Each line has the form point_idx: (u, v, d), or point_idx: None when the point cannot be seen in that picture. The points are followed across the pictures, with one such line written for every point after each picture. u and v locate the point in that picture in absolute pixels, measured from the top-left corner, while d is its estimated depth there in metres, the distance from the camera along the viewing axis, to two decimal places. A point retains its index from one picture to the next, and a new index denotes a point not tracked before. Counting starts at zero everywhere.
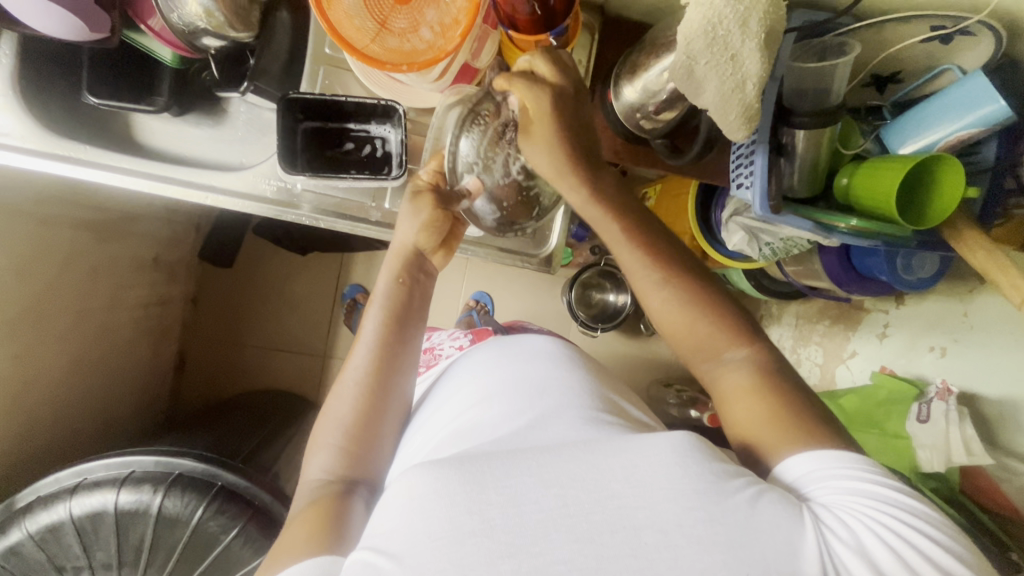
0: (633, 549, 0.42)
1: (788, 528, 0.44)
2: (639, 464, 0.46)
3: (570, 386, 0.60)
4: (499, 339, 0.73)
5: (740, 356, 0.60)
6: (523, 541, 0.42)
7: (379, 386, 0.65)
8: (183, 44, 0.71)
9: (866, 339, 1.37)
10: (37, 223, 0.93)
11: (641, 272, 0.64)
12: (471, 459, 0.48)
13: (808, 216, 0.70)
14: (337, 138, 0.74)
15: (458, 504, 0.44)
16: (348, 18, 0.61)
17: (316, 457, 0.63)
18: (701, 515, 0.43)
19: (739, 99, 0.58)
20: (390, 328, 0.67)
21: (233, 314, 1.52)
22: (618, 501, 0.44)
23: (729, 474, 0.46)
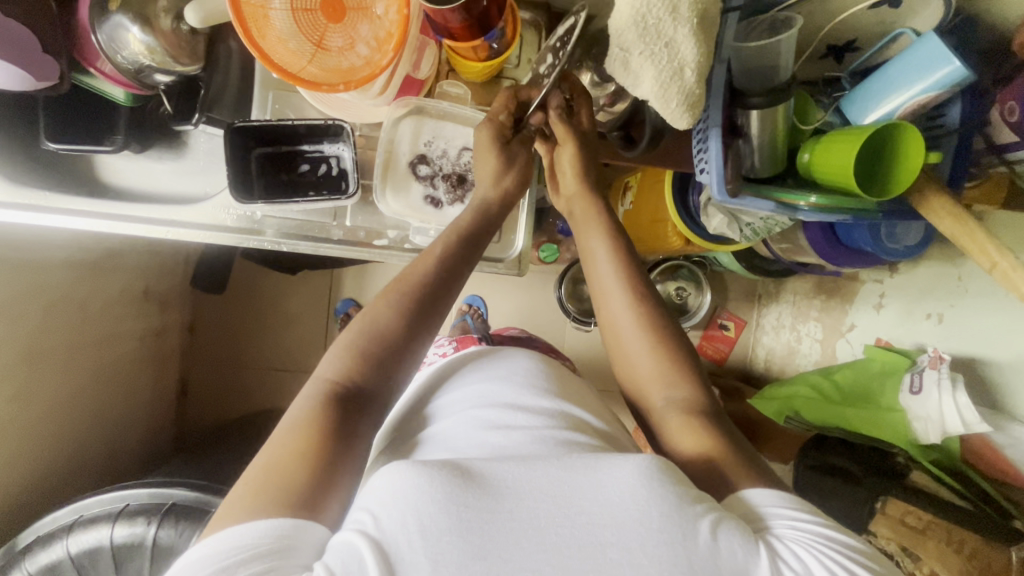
0: (597, 566, 0.42)
1: (743, 556, 0.44)
2: (609, 484, 0.45)
3: (536, 408, 0.59)
4: (482, 351, 0.72)
5: (677, 397, 0.62)
6: (494, 548, 0.42)
7: (425, 318, 0.62)
8: (133, 83, 0.72)
9: (863, 311, 1.35)
10: (22, 271, 0.95)
11: (612, 290, 0.68)
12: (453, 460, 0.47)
13: (769, 196, 0.68)
14: (291, 160, 0.74)
15: (441, 499, 0.43)
16: (281, 43, 0.62)
17: (328, 355, 0.59)
18: (666, 537, 0.43)
19: (678, 87, 0.56)
20: (450, 271, 0.65)
21: (230, 337, 1.54)
22: (588, 517, 0.43)
23: (693, 499, 0.46)
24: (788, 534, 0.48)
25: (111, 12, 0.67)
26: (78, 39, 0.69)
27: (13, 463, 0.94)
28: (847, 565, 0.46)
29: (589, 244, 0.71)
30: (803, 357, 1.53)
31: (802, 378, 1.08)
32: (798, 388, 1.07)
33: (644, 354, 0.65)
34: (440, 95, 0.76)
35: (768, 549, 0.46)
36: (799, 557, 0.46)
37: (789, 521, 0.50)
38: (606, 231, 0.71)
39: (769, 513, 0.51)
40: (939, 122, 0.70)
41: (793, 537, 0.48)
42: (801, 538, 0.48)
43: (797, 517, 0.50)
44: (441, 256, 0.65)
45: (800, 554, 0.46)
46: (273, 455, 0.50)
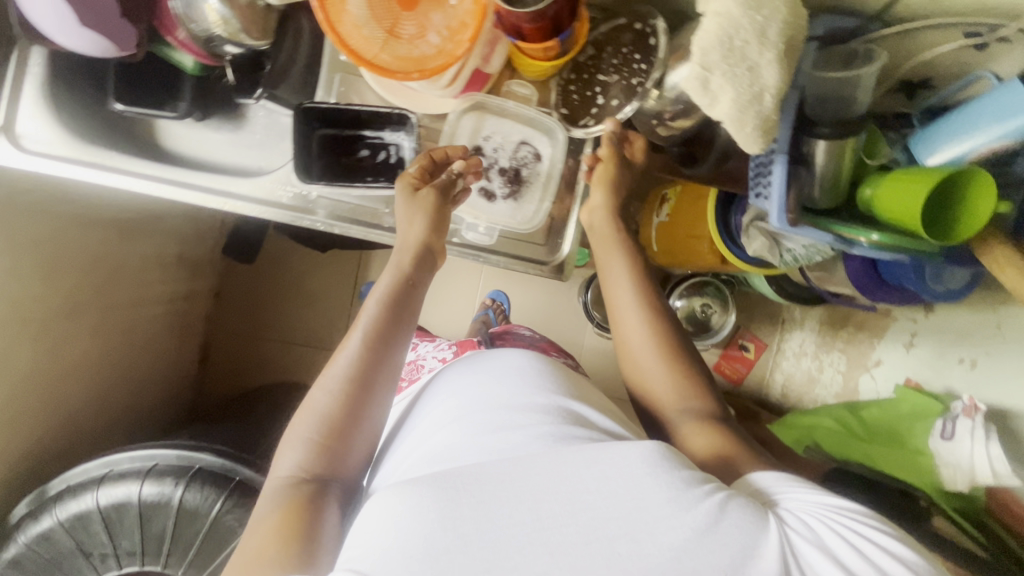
0: (607, 559, 0.44)
1: (753, 532, 0.46)
2: (612, 474, 0.48)
3: (533, 404, 0.60)
4: (474, 356, 0.73)
5: (694, 406, 0.65)
6: (496, 556, 0.44)
7: (363, 382, 0.63)
8: (205, 53, 0.73)
9: (892, 348, 1.33)
10: (65, 223, 0.96)
11: (624, 296, 0.70)
12: (445, 476, 0.50)
13: (828, 228, 0.67)
14: (350, 144, 0.74)
15: (432, 520, 0.46)
16: (355, 29, 0.61)
17: (287, 452, 0.62)
18: (674, 522, 0.45)
19: (755, 111, 0.56)
20: (383, 320, 0.66)
21: (256, 308, 1.56)
22: (591, 511, 0.46)
23: (697, 481, 0.49)
24: (798, 507, 0.50)
25: None
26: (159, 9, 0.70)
27: (47, 412, 0.96)
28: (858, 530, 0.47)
29: (608, 265, 0.72)
30: (823, 389, 1.52)
31: (826, 408, 1.09)
32: (822, 418, 1.08)
33: (658, 367, 0.67)
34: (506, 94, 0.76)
35: (775, 518, 0.48)
36: (809, 525, 0.48)
37: (799, 495, 0.51)
38: (623, 252, 0.72)
39: (777, 490, 0.53)
40: (1007, 171, 0.69)
41: (800, 508, 0.50)
42: (811, 508, 0.49)
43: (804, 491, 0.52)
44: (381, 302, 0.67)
45: (810, 523, 0.48)
46: (249, 546, 0.56)
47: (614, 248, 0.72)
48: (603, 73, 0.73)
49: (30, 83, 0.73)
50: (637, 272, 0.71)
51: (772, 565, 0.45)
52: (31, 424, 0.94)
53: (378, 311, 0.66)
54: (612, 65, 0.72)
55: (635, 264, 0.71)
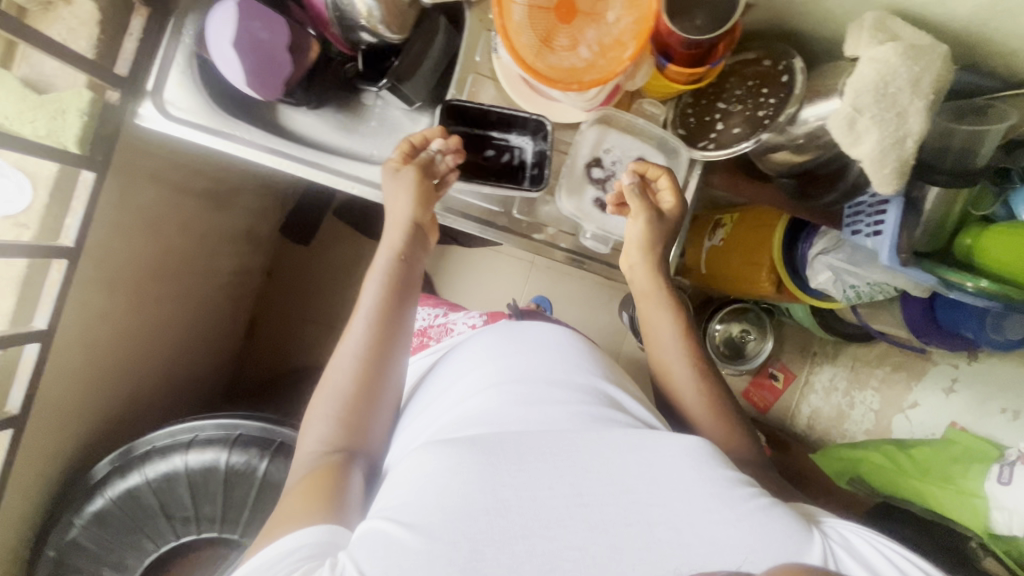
0: (646, 542, 0.52)
1: (793, 538, 0.53)
2: (654, 463, 0.56)
3: (575, 382, 0.66)
4: (506, 324, 0.77)
5: (739, 455, 0.69)
6: (539, 524, 0.52)
7: (378, 356, 0.67)
8: (342, 40, 0.76)
9: (930, 391, 1.35)
10: (181, 191, 0.94)
11: (666, 333, 0.73)
12: (483, 447, 0.55)
13: (933, 271, 0.71)
14: (479, 143, 0.77)
15: (472, 484, 0.53)
16: (516, 36, 0.64)
17: (314, 426, 0.65)
18: (715, 516, 0.53)
19: (896, 155, 0.59)
20: (389, 296, 0.69)
21: (305, 289, 1.57)
22: (632, 496, 0.54)
23: (738, 484, 0.56)
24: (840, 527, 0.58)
25: None
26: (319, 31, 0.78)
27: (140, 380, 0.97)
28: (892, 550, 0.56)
29: (653, 319, 0.74)
30: (852, 425, 1.55)
31: (874, 444, 1.12)
32: (869, 454, 1.11)
33: (699, 405, 0.70)
34: (637, 111, 0.77)
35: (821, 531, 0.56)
36: (847, 540, 0.56)
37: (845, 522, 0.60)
38: (671, 304, 0.73)
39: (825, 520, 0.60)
40: None
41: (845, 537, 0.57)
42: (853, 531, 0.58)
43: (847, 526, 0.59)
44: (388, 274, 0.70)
45: (850, 540, 0.56)
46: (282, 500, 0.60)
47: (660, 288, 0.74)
48: (726, 102, 0.75)
49: (180, 52, 0.72)
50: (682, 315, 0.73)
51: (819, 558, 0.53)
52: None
53: (383, 288, 0.69)
54: (735, 97, 0.74)
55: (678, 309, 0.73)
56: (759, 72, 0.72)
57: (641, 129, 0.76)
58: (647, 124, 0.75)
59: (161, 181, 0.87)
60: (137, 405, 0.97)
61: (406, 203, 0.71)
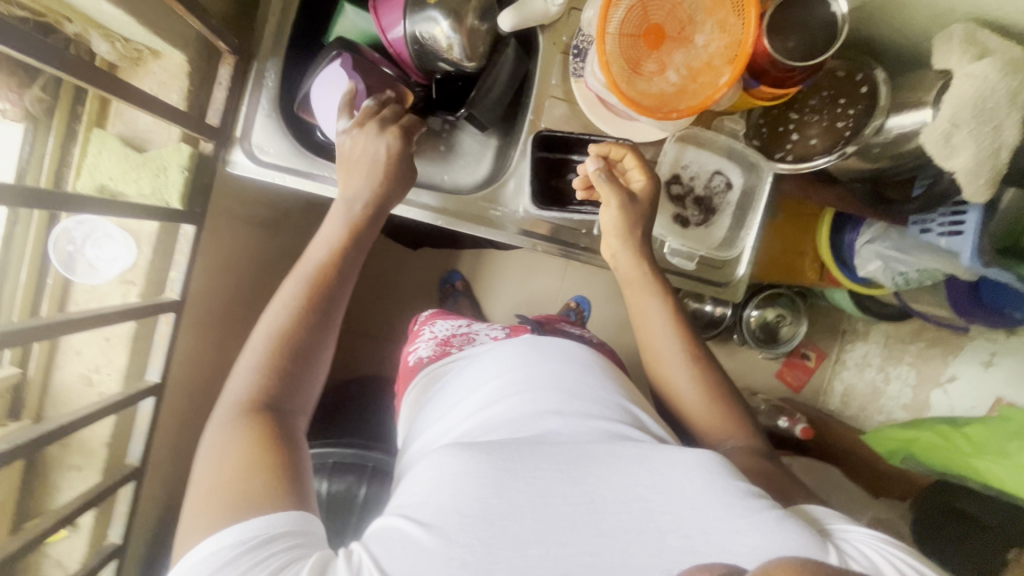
0: (659, 549, 0.46)
1: (813, 546, 0.47)
2: (667, 474, 0.51)
3: (584, 389, 0.63)
4: (530, 337, 0.72)
5: (735, 445, 0.66)
6: (551, 530, 0.46)
7: (319, 317, 0.61)
8: (416, 69, 0.76)
9: (968, 365, 1.43)
10: (260, 227, 0.93)
11: (654, 320, 0.73)
12: (500, 448, 0.51)
13: (1012, 270, 0.73)
14: (560, 168, 0.79)
15: (487, 486, 0.48)
16: (609, 65, 0.64)
17: (237, 377, 0.57)
18: (728, 525, 0.47)
19: (991, 165, 0.61)
20: (330, 261, 0.64)
21: (345, 302, 1.58)
22: (643, 504, 0.49)
23: (750, 494, 0.50)
24: (853, 537, 0.51)
25: (426, 4, 0.69)
26: (393, 69, 0.76)
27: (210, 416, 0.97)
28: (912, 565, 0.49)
29: (642, 306, 0.73)
30: (889, 400, 1.59)
31: (928, 424, 1.17)
32: (922, 432, 1.16)
33: (694, 391, 0.70)
34: (718, 127, 0.77)
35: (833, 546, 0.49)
36: (866, 556, 0.49)
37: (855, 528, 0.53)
38: (659, 291, 0.72)
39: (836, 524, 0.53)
40: None
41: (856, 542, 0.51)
42: (868, 542, 0.51)
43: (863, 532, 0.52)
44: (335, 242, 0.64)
45: (866, 554, 0.49)
46: (213, 474, 0.50)
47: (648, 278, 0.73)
48: (799, 112, 0.76)
49: (264, 98, 0.71)
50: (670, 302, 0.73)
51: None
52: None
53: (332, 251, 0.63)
54: (809, 107, 0.75)
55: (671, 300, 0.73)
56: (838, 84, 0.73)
57: (719, 144, 0.77)
58: (728, 140, 0.77)
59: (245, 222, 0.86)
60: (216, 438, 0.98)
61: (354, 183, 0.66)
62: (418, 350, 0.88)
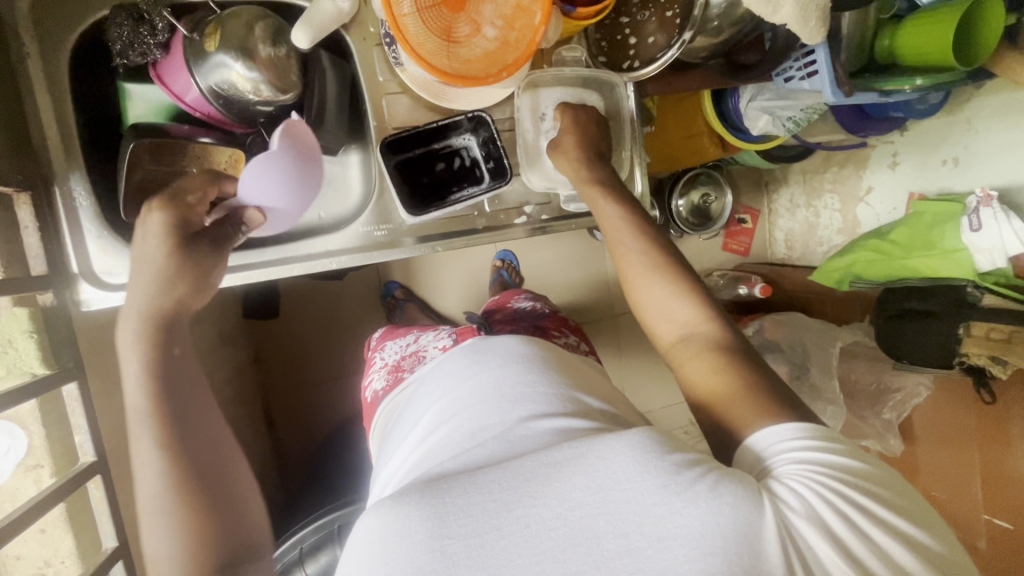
0: (595, 560, 0.42)
1: (749, 507, 0.43)
2: (600, 470, 0.45)
3: (513, 392, 0.59)
4: (467, 346, 0.70)
5: (702, 331, 0.61)
6: (486, 570, 0.42)
7: (177, 442, 0.54)
8: (235, 120, 0.69)
9: (878, 172, 1.48)
10: None
11: (628, 247, 0.68)
12: (431, 492, 0.47)
13: (874, 87, 0.75)
14: (426, 161, 0.75)
15: (419, 543, 0.44)
16: (420, 46, 0.60)
17: (150, 537, 0.51)
18: (663, 509, 0.43)
19: (816, 5, 0.60)
20: (155, 373, 0.56)
21: (297, 356, 1.52)
22: (581, 511, 0.44)
23: (687, 463, 0.45)
24: (790, 473, 0.46)
25: (209, 52, 0.61)
26: (210, 136, 0.70)
27: None
28: (848, 494, 0.44)
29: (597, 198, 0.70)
30: (825, 230, 1.67)
31: (859, 244, 1.23)
32: (857, 253, 1.22)
33: (667, 308, 0.64)
34: (558, 62, 0.73)
35: (768, 497, 0.44)
36: (802, 496, 0.44)
37: (793, 458, 0.48)
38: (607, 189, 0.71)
39: (777, 453, 0.49)
40: None
41: (795, 476, 0.46)
42: (805, 474, 0.46)
43: (809, 454, 0.47)
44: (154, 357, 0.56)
45: (802, 494, 0.44)
46: None
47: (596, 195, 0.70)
48: (630, 15, 0.73)
49: (85, 220, 0.64)
50: (632, 219, 0.69)
51: (775, 553, 0.42)
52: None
53: (146, 364, 0.56)
54: (636, 5, 0.72)
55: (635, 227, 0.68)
56: None
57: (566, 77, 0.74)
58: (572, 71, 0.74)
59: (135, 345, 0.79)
60: None
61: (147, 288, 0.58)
62: (373, 383, 0.89)
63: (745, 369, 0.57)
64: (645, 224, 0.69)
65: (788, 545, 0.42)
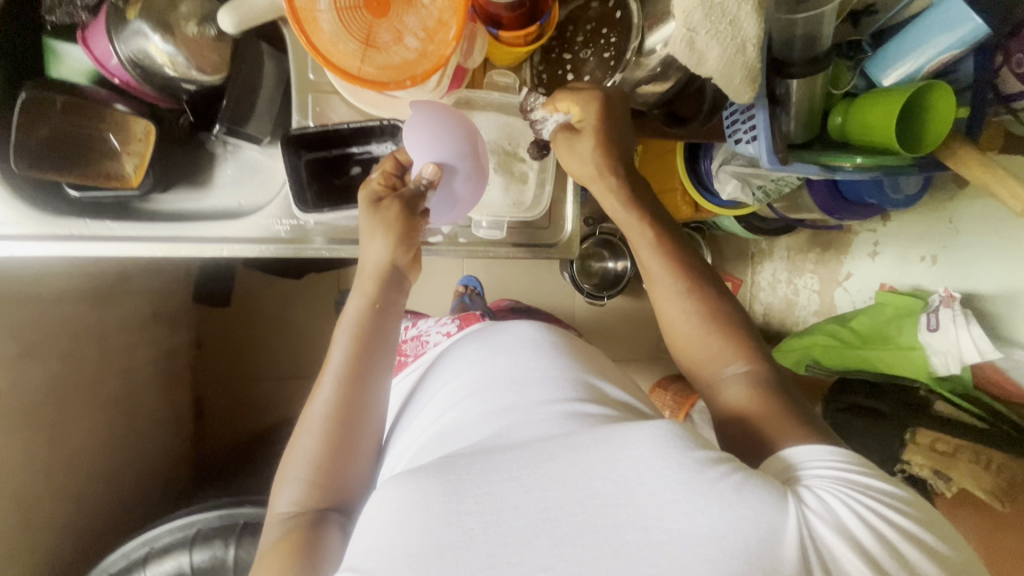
0: (614, 549, 0.39)
1: (770, 512, 0.41)
2: (622, 459, 0.43)
3: (544, 382, 0.60)
4: (482, 332, 0.73)
5: (740, 371, 0.60)
6: (501, 552, 0.40)
7: (348, 415, 0.64)
8: (156, 93, 0.69)
9: (858, 259, 1.39)
10: (42, 303, 0.86)
11: (663, 282, 0.64)
12: (449, 465, 0.45)
13: (813, 160, 0.73)
14: (341, 165, 0.72)
15: (436, 515, 0.42)
16: (332, 45, 0.59)
17: (286, 486, 0.62)
18: (684, 506, 0.40)
19: (742, 62, 0.58)
20: (358, 349, 0.65)
21: (241, 350, 1.44)
22: (600, 499, 0.41)
23: (711, 460, 0.43)
24: (826, 488, 0.45)
25: (130, 19, 0.62)
26: (128, 104, 0.69)
27: (58, 517, 0.87)
28: (878, 509, 0.44)
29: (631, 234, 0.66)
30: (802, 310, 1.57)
31: (819, 327, 1.17)
32: (816, 336, 1.16)
33: (694, 332, 0.62)
34: (488, 85, 0.74)
35: (800, 500, 0.43)
36: (833, 508, 0.43)
37: (826, 475, 0.47)
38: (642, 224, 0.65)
39: (805, 466, 0.48)
40: (952, 77, 0.76)
41: (824, 486, 0.45)
42: (841, 492, 0.45)
43: (836, 469, 0.47)
44: (349, 354, 0.65)
45: (836, 507, 0.44)
46: None
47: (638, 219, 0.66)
48: (572, 51, 0.73)
49: None
50: (666, 250, 0.65)
51: (793, 553, 0.40)
52: (58, 524, 0.87)
53: (353, 343, 0.65)
54: (579, 43, 0.72)
55: (667, 256, 0.64)
56: (605, 20, 0.70)
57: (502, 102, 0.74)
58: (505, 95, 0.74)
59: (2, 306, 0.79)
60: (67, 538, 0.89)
61: (378, 246, 0.65)
62: None
63: (774, 413, 0.55)
64: (688, 262, 0.65)
65: (810, 547, 0.41)
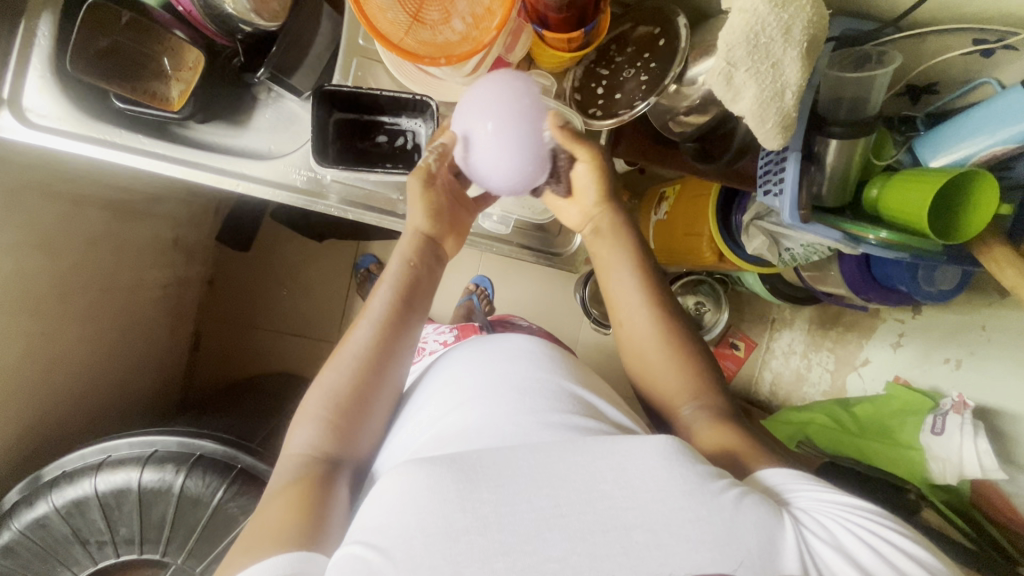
0: (624, 547, 0.44)
1: (769, 529, 0.47)
2: (627, 467, 0.48)
3: (549, 388, 0.62)
4: (481, 340, 0.74)
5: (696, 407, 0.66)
6: (516, 539, 0.44)
7: (375, 367, 0.64)
8: (213, 28, 0.72)
9: (879, 346, 1.20)
10: (63, 204, 0.90)
11: (630, 297, 0.71)
12: (462, 459, 0.49)
13: (836, 226, 0.70)
14: (370, 130, 0.76)
15: (451, 502, 0.46)
16: (381, 12, 0.60)
17: (302, 429, 0.62)
18: (688, 514, 0.46)
19: (777, 107, 0.57)
20: (398, 308, 0.67)
21: (247, 297, 1.45)
22: (608, 501, 0.46)
23: (713, 476, 0.49)
24: (810, 505, 0.51)
25: None
26: (187, 32, 0.73)
27: (35, 409, 0.90)
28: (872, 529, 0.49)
29: (609, 261, 0.73)
30: (811, 387, 1.37)
31: (818, 405, 1.13)
32: (815, 415, 1.11)
33: (658, 359, 0.69)
34: None
35: (792, 519, 0.49)
36: (825, 525, 0.49)
37: (809, 494, 0.52)
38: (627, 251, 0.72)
39: (790, 489, 0.53)
40: (1005, 174, 0.72)
41: (815, 507, 0.51)
42: (825, 507, 0.51)
43: (824, 493, 0.52)
44: (384, 311, 0.66)
45: (825, 523, 0.49)
46: (258, 521, 0.55)
47: (614, 259, 0.72)
48: (613, 68, 0.74)
49: (36, 57, 0.70)
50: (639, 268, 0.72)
51: (793, 564, 0.46)
52: (34, 416, 0.90)
53: (394, 296, 0.67)
54: (623, 62, 0.74)
55: (643, 269, 0.72)
56: (653, 45, 0.71)
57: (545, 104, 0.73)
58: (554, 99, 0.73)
59: (26, 193, 0.83)
60: (35, 431, 0.91)
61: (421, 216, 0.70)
62: None
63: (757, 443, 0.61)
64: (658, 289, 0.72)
65: (809, 560, 0.47)
